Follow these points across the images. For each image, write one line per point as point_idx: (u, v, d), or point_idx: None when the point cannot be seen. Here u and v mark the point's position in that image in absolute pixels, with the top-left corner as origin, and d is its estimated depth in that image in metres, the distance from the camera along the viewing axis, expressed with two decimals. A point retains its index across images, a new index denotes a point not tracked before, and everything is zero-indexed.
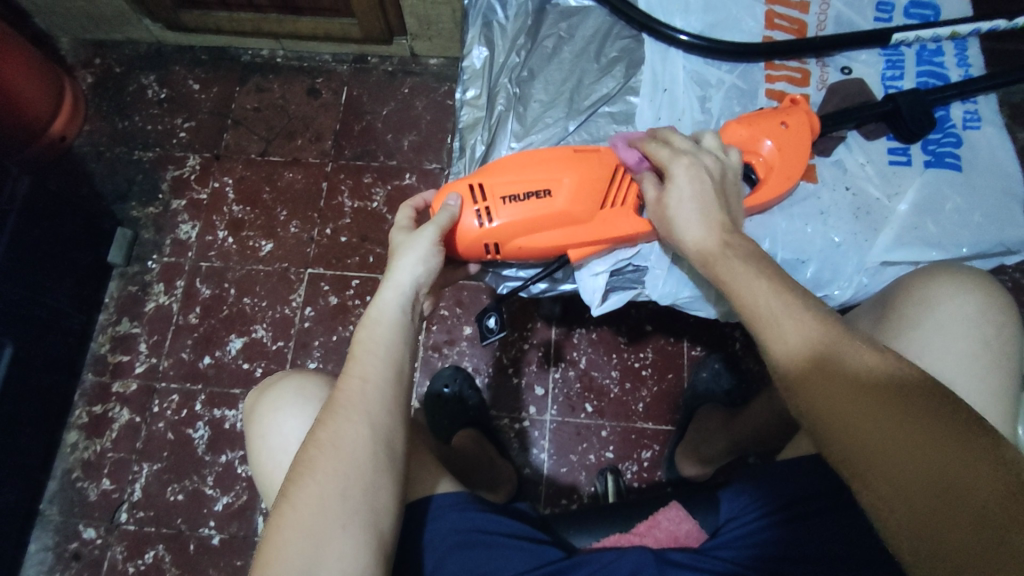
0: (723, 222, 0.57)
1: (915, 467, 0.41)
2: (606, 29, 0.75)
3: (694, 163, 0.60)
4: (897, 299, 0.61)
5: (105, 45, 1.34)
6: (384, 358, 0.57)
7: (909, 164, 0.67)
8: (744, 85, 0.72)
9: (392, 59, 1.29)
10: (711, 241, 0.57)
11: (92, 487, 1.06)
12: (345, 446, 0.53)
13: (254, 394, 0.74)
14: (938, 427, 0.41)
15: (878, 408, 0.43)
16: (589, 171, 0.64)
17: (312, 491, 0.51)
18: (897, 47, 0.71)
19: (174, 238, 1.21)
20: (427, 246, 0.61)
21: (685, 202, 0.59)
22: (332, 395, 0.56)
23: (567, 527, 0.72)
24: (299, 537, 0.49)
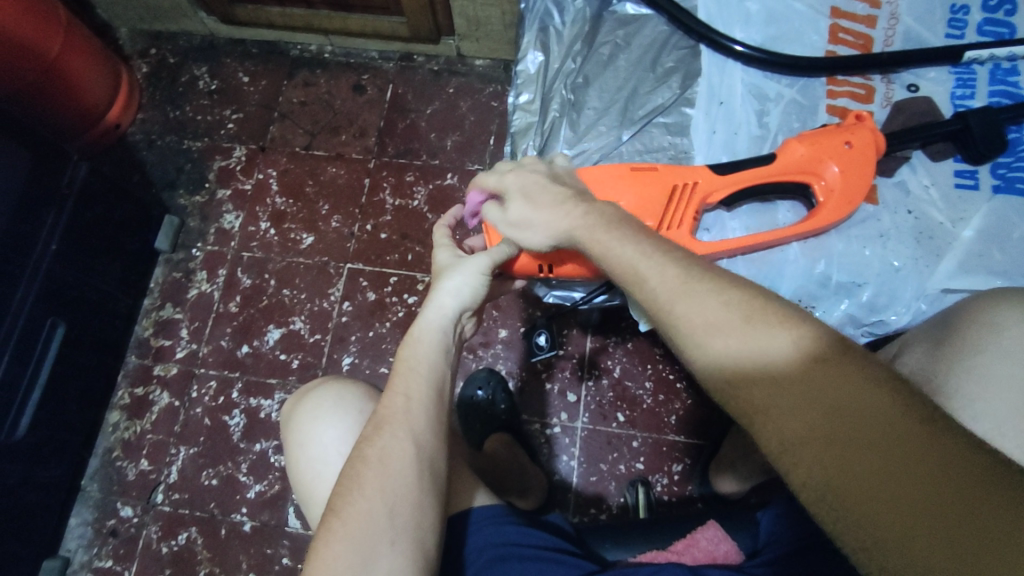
0: (568, 197, 0.59)
1: (854, 453, 0.38)
2: (663, 38, 0.74)
3: (520, 173, 0.62)
4: (959, 320, 0.57)
5: (160, 36, 1.38)
6: (428, 376, 0.57)
7: (976, 188, 0.64)
8: (804, 101, 0.71)
9: (438, 59, 1.30)
10: (572, 224, 0.57)
11: (131, 467, 1.09)
12: (393, 463, 0.53)
13: (289, 404, 0.75)
14: (871, 406, 0.38)
15: (806, 395, 0.41)
16: (647, 192, 0.63)
17: (360, 507, 0.51)
18: (969, 65, 0.69)
19: (218, 227, 1.24)
20: (476, 270, 0.61)
21: (529, 205, 0.60)
22: (376, 409, 0.56)
23: (599, 541, 0.72)
24: (346, 552, 0.50)
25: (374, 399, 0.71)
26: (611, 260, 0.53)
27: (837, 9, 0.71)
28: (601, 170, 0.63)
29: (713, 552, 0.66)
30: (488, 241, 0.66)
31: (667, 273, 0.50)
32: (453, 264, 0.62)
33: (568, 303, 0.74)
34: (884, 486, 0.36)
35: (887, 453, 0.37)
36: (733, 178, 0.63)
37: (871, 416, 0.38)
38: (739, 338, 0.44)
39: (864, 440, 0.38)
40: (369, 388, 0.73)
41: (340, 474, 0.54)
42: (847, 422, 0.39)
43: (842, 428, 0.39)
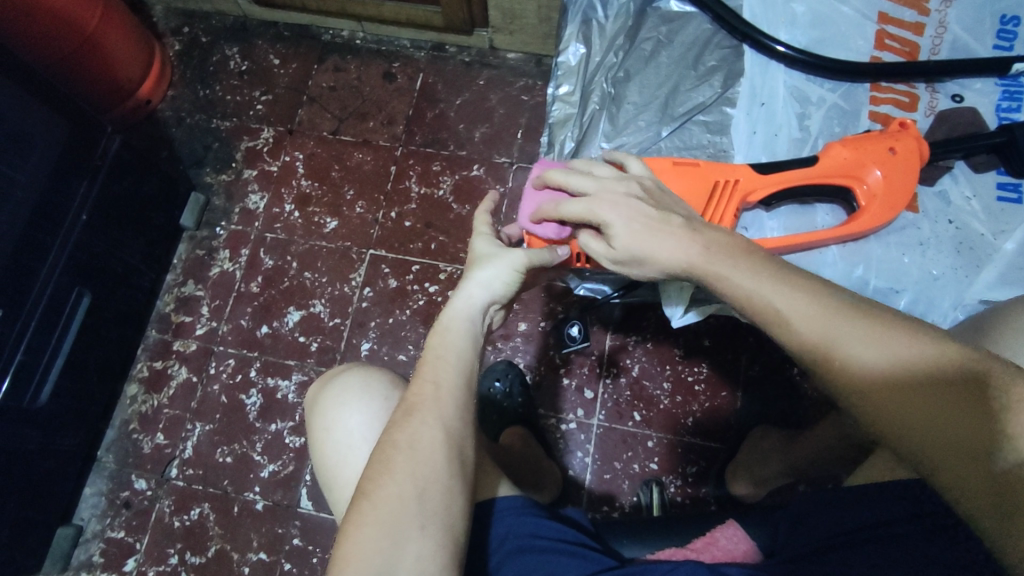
0: (682, 229, 0.54)
1: (950, 452, 0.42)
2: (707, 37, 0.74)
3: (614, 198, 0.56)
4: (991, 328, 0.56)
5: (194, 14, 1.38)
6: (455, 364, 0.57)
7: (1019, 202, 0.64)
8: (846, 106, 0.70)
9: (469, 50, 1.30)
10: (688, 259, 0.54)
11: (147, 440, 1.10)
12: (423, 448, 0.53)
13: (316, 386, 0.75)
14: (959, 409, 0.42)
15: (898, 399, 0.44)
16: (689, 186, 0.62)
17: (389, 491, 0.51)
18: (1017, 77, 0.68)
19: (243, 207, 1.24)
20: (511, 264, 0.61)
21: (635, 238, 0.55)
22: (403, 395, 0.56)
23: (616, 536, 0.72)
24: (375, 534, 0.50)
25: (399, 387, 0.71)
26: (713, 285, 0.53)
27: (885, 15, 0.71)
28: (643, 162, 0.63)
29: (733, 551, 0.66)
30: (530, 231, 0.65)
31: (755, 292, 0.51)
32: (489, 254, 0.62)
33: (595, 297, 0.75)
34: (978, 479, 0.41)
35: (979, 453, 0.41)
36: (774, 177, 0.63)
37: (958, 420, 0.42)
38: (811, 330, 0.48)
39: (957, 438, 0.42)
40: (393, 376, 0.73)
41: (369, 458, 0.54)
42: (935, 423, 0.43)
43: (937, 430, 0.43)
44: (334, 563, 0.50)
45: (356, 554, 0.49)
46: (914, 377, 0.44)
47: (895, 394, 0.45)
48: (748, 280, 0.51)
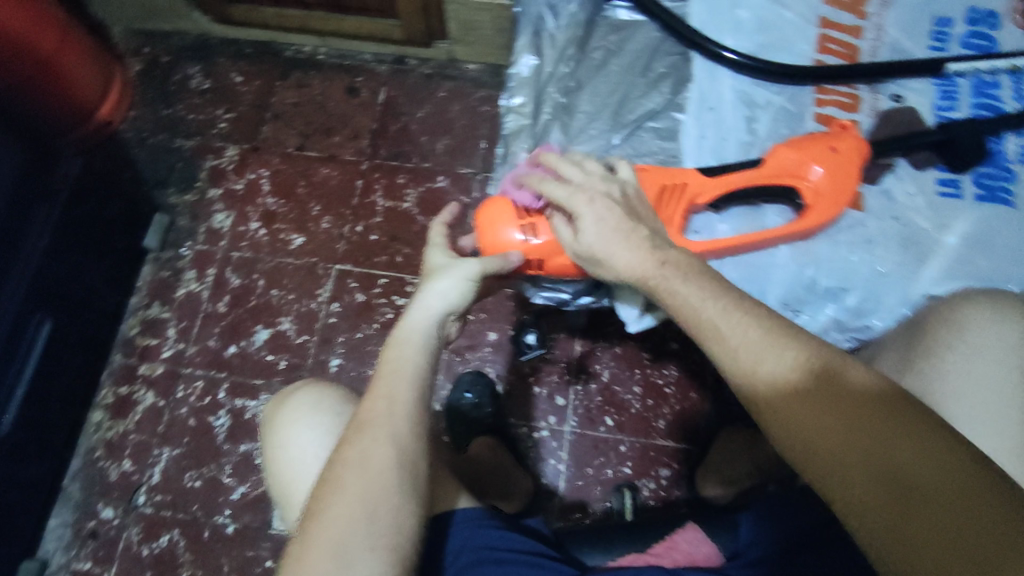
0: (646, 241, 0.56)
1: (888, 487, 0.46)
2: (655, 44, 0.75)
3: (595, 195, 0.58)
4: (928, 317, 0.60)
5: (153, 34, 1.37)
6: (408, 380, 0.57)
7: (960, 197, 0.65)
8: (793, 108, 0.72)
9: (430, 63, 1.31)
10: (642, 272, 0.56)
11: (113, 467, 1.08)
12: (374, 467, 0.53)
13: (270, 403, 0.75)
14: (899, 444, 0.46)
15: (845, 432, 0.48)
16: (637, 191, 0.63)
17: (338, 511, 0.51)
18: (952, 77, 0.70)
19: (208, 227, 1.23)
20: (466, 274, 0.61)
21: (599, 241, 0.57)
22: (356, 412, 0.56)
23: (578, 545, 0.71)
24: (323, 556, 0.49)
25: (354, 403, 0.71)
26: (677, 311, 0.55)
27: (826, 19, 0.73)
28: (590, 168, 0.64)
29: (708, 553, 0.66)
30: (482, 241, 0.65)
31: (722, 323, 0.53)
32: (444, 265, 0.63)
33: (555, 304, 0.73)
34: (912, 514, 0.45)
35: (915, 489, 0.45)
36: (721, 180, 0.64)
37: (897, 453, 0.46)
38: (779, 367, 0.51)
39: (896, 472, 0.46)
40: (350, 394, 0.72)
41: (319, 477, 0.54)
42: (877, 457, 0.47)
43: (879, 462, 0.47)
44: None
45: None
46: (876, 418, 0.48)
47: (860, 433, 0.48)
48: (712, 307, 0.54)
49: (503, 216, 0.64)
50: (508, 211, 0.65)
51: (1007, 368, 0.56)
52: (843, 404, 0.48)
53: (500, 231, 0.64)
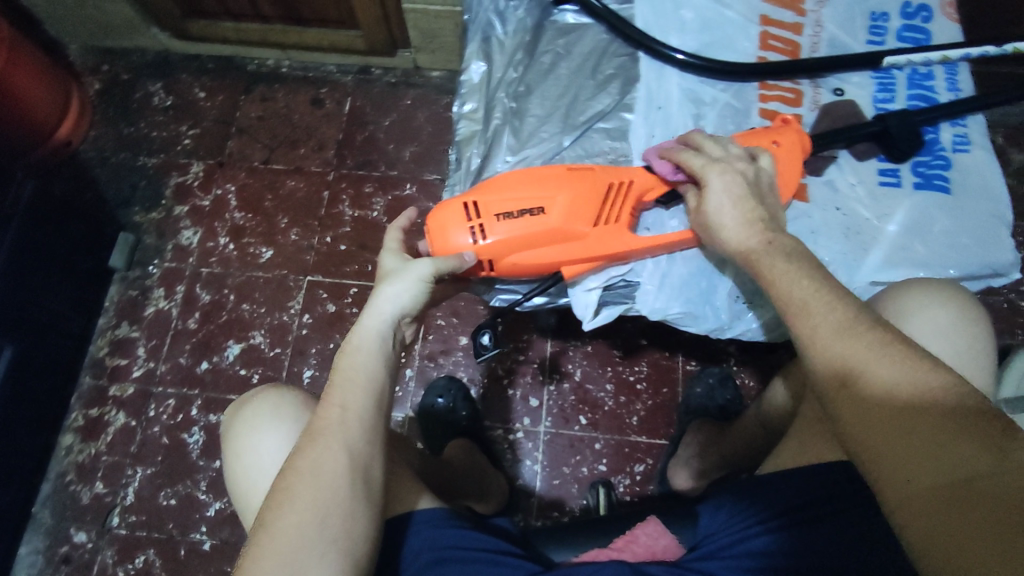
0: (762, 221, 0.59)
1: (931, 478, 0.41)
2: (603, 46, 0.77)
3: (728, 170, 0.61)
4: (871, 310, 0.61)
5: (113, 52, 1.37)
6: (362, 387, 0.57)
7: (899, 185, 0.67)
8: (738, 104, 0.73)
9: (395, 71, 1.32)
10: (747, 245, 0.58)
11: (86, 490, 1.06)
12: (325, 474, 0.53)
13: (230, 409, 0.75)
14: (964, 447, 0.41)
15: (905, 423, 0.44)
16: (582, 190, 0.63)
17: (290, 520, 0.51)
18: (888, 69, 0.73)
19: (176, 244, 1.22)
20: (418, 276, 0.61)
21: (721, 209, 0.61)
22: (311, 419, 0.57)
23: (545, 542, 0.73)
24: (275, 563, 0.50)
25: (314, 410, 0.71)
26: (766, 284, 0.56)
27: (767, 17, 0.74)
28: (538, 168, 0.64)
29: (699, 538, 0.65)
30: (431, 246, 0.65)
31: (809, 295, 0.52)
32: (397, 268, 0.63)
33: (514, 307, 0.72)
34: (961, 514, 0.39)
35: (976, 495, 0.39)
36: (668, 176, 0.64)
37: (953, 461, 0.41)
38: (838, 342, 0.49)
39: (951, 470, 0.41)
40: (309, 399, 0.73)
41: (273, 484, 0.54)
42: (932, 452, 0.42)
43: (933, 459, 0.42)
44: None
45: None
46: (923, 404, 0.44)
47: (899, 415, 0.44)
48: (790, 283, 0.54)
49: (454, 219, 0.63)
50: (459, 213, 0.63)
51: (942, 354, 0.57)
52: (913, 394, 0.45)
53: (450, 234, 0.63)
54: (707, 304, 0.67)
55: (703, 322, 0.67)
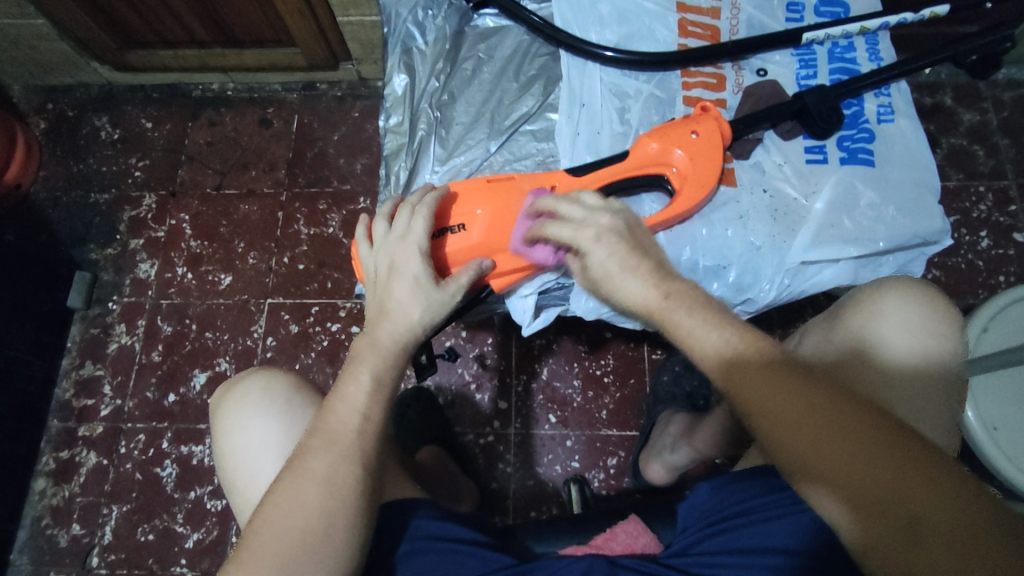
0: (654, 272, 0.53)
1: (867, 491, 0.42)
2: (526, 47, 0.77)
3: (597, 228, 0.55)
4: (847, 310, 0.62)
5: (56, 89, 1.35)
6: (369, 387, 0.54)
7: (825, 162, 0.67)
8: (662, 94, 0.73)
9: (340, 85, 1.32)
10: (646, 305, 0.52)
11: (63, 533, 1.06)
12: (341, 441, 0.51)
13: (222, 386, 0.72)
14: (893, 457, 0.42)
15: (828, 429, 0.44)
16: (503, 201, 0.65)
17: (290, 525, 0.47)
18: (809, 46, 0.72)
19: (134, 277, 1.21)
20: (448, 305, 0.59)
21: (607, 269, 0.54)
22: (318, 418, 0.53)
23: (528, 534, 0.69)
24: (269, 568, 0.46)
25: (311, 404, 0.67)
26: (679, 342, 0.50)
27: (683, 4, 0.74)
28: (458, 185, 0.66)
29: (711, 507, 0.60)
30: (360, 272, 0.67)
31: (704, 333, 0.49)
32: (428, 287, 0.59)
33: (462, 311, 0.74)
34: (909, 543, 0.41)
35: (920, 515, 0.41)
36: (590, 176, 0.66)
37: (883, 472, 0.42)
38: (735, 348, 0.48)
39: (889, 488, 0.42)
40: (307, 391, 0.69)
41: (273, 481, 0.50)
42: (862, 468, 0.42)
43: (869, 477, 0.42)
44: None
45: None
46: (838, 412, 0.44)
47: (818, 423, 0.44)
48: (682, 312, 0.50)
49: None
50: None
51: (915, 357, 0.57)
52: (828, 410, 0.44)
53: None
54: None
55: None
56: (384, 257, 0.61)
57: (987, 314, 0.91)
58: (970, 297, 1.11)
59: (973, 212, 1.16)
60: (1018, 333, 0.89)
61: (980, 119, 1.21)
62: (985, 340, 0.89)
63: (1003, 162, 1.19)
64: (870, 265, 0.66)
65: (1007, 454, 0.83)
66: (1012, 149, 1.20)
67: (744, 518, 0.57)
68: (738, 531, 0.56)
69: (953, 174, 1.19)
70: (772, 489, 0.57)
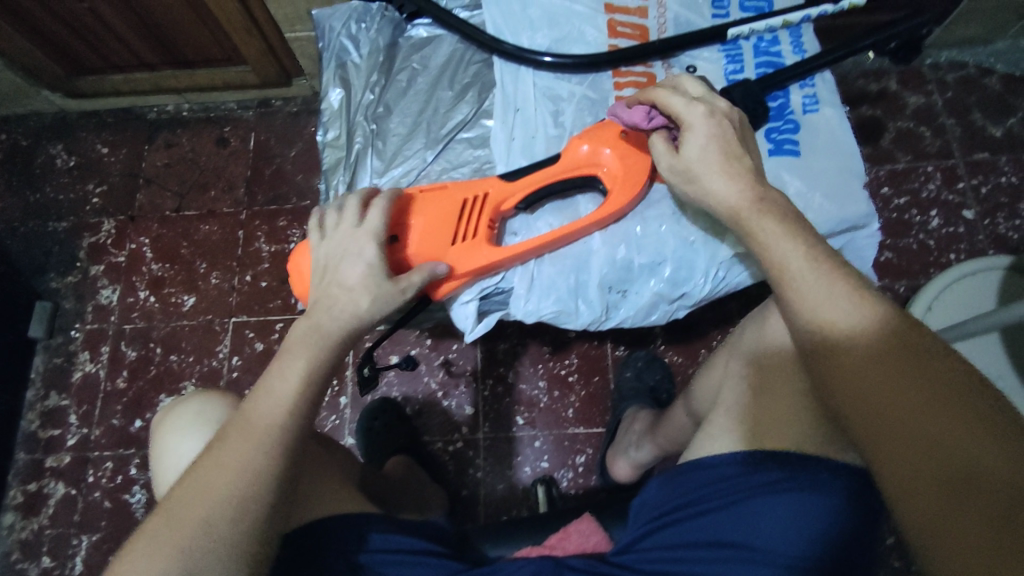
0: (748, 172, 0.55)
1: (926, 444, 0.42)
2: (459, 55, 0.78)
3: (709, 112, 0.58)
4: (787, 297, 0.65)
5: (9, 119, 1.34)
6: (297, 384, 0.54)
7: (754, 153, 0.69)
8: (594, 95, 0.74)
9: (295, 100, 1.32)
10: (732, 206, 0.54)
11: (33, 567, 1.05)
12: (257, 428, 0.52)
13: (164, 409, 0.75)
14: (936, 416, 0.42)
15: (895, 384, 0.44)
16: (439, 208, 0.67)
17: (195, 510, 0.48)
18: (735, 41, 0.74)
19: (95, 304, 1.21)
20: (409, 289, 0.61)
21: (693, 164, 0.57)
22: (244, 404, 0.54)
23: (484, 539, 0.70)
24: (164, 554, 0.46)
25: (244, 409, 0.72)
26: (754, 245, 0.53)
27: (610, 5, 0.75)
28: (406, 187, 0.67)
29: (660, 501, 0.59)
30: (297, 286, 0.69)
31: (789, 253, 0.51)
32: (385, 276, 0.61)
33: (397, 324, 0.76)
34: (963, 504, 0.39)
35: (977, 478, 0.39)
36: (520, 181, 0.68)
37: (944, 427, 0.41)
38: (825, 299, 0.48)
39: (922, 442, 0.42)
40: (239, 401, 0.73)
41: (190, 463, 0.51)
42: (916, 425, 0.42)
43: (921, 434, 0.42)
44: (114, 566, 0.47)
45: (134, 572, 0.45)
46: (911, 370, 0.43)
47: (887, 375, 0.44)
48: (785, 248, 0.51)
49: None
50: None
51: None
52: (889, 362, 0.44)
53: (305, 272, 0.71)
54: (579, 298, 0.68)
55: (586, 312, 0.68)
56: (332, 252, 0.62)
57: (932, 293, 0.93)
58: (922, 276, 1.13)
59: (923, 193, 1.18)
60: (964, 311, 0.91)
61: (925, 101, 1.24)
62: (930, 319, 0.92)
63: (949, 142, 1.21)
64: None
65: None
66: (958, 128, 1.22)
67: (687, 512, 0.56)
68: (681, 527, 0.56)
69: (902, 156, 1.20)
70: (715, 481, 0.57)
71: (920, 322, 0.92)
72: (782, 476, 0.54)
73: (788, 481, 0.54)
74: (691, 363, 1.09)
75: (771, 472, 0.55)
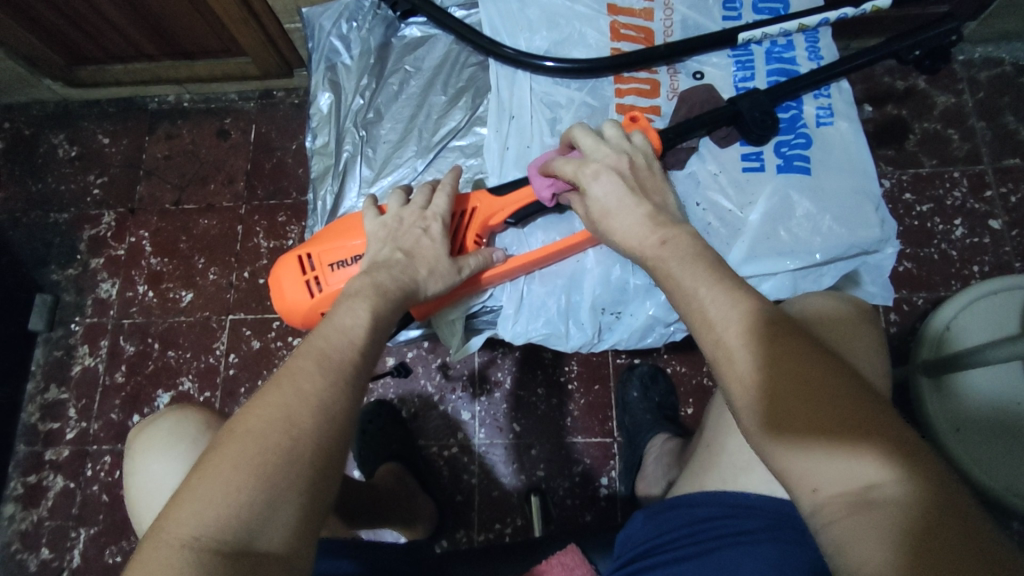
0: (652, 215, 0.55)
1: (860, 461, 0.38)
2: (453, 56, 0.84)
3: (600, 164, 0.61)
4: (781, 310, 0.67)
5: (12, 107, 1.33)
6: (340, 350, 0.53)
7: (762, 169, 0.72)
8: (594, 101, 0.77)
9: (297, 92, 1.30)
10: (644, 249, 0.54)
11: (32, 558, 1.06)
12: (304, 385, 0.48)
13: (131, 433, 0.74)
14: (874, 430, 0.38)
15: (821, 397, 0.39)
16: (457, 214, 0.72)
17: (248, 468, 0.44)
18: (746, 46, 0.76)
19: (95, 297, 1.20)
20: (455, 275, 0.68)
21: (605, 210, 0.59)
22: (310, 342, 0.52)
23: (468, 562, 0.67)
24: (227, 503, 0.42)
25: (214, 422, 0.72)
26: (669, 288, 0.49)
27: (614, 7, 0.77)
28: (455, 175, 0.72)
29: (643, 538, 0.58)
30: (279, 293, 0.74)
31: (712, 298, 0.46)
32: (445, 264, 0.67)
33: (414, 333, 0.85)
34: (904, 524, 0.36)
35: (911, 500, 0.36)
36: (515, 196, 0.73)
37: (870, 444, 0.38)
38: (736, 302, 0.45)
39: (891, 490, 0.37)
40: (209, 412, 0.73)
41: (256, 392, 0.48)
42: (847, 440, 0.38)
43: (852, 449, 0.38)
44: (170, 510, 0.42)
45: (205, 515, 0.42)
46: (831, 382, 0.40)
47: (811, 389, 0.39)
48: (687, 267, 0.49)
49: (291, 269, 0.74)
50: (295, 265, 0.74)
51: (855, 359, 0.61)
52: (834, 395, 0.39)
53: (285, 287, 0.73)
54: (569, 320, 0.77)
55: (577, 333, 0.76)
56: (389, 242, 0.66)
57: (954, 308, 0.88)
58: (942, 289, 1.08)
59: (947, 200, 1.12)
60: (986, 329, 0.87)
61: (955, 102, 1.17)
62: (948, 339, 0.88)
63: (979, 145, 1.15)
64: (811, 276, 0.70)
65: (971, 455, 0.83)
66: (989, 132, 1.15)
67: (661, 556, 0.55)
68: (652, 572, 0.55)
69: (928, 160, 1.14)
70: (694, 522, 0.56)
71: (936, 346, 0.88)
72: (762, 526, 0.52)
73: (770, 532, 0.51)
74: (694, 374, 1.06)
75: (751, 519, 0.53)
